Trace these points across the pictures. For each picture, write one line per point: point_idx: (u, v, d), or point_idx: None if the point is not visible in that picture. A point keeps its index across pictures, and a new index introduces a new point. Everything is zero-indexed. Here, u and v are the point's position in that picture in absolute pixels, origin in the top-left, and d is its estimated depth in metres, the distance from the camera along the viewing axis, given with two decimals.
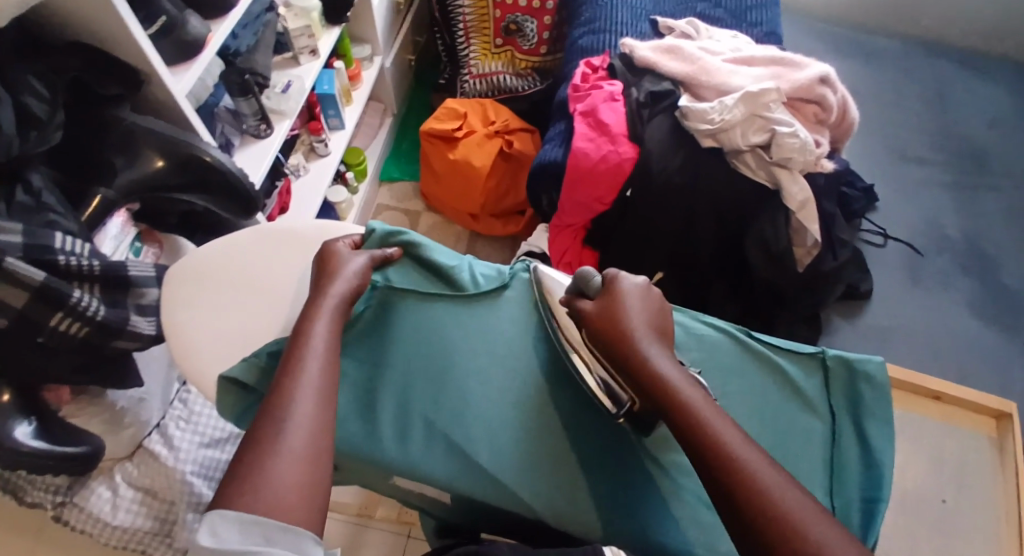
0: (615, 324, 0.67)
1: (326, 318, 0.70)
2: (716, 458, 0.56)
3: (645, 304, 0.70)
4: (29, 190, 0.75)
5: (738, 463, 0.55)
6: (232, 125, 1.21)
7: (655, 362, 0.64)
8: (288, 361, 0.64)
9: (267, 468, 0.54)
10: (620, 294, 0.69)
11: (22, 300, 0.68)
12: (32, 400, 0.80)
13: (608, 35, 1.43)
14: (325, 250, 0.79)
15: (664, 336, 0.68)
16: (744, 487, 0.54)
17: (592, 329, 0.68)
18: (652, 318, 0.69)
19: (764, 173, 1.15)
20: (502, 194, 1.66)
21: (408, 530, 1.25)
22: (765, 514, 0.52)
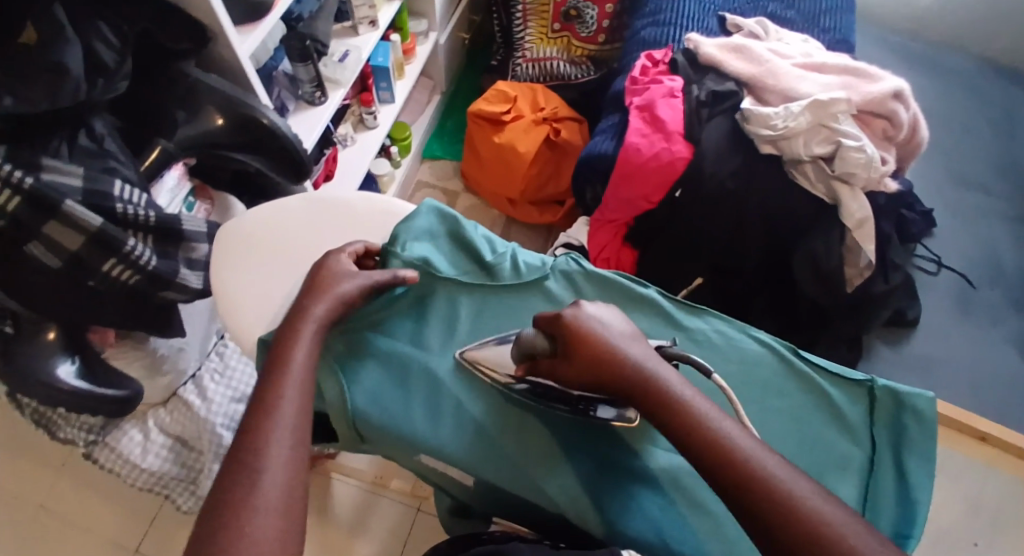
0: (590, 365, 0.63)
1: (305, 346, 0.66)
2: (727, 456, 0.56)
3: (603, 320, 0.66)
4: (92, 137, 0.76)
5: (744, 462, 0.55)
6: (288, 89, 1.22)
7: (640, 385, 0.61)
8: (257, 403, 0.60)
9: (246, 518, 0.51)
10: (578, 323, 0.65)
11: (77, 244, 0.69)
12: (78, 341, 0.82)
13: (672, 28, 1.41)
14: (327, 260, 0.76)
15: (637, 340, 0.65)
16: (755, 486, 0.54)
17: (572, 378, 0.65)
18: (617, 333, 0.65)
19: (822, 187, 1.13)
20: (543, 181, 1.64)
21: (419, 503, 1.26)
22: (781, 512, 0.52)
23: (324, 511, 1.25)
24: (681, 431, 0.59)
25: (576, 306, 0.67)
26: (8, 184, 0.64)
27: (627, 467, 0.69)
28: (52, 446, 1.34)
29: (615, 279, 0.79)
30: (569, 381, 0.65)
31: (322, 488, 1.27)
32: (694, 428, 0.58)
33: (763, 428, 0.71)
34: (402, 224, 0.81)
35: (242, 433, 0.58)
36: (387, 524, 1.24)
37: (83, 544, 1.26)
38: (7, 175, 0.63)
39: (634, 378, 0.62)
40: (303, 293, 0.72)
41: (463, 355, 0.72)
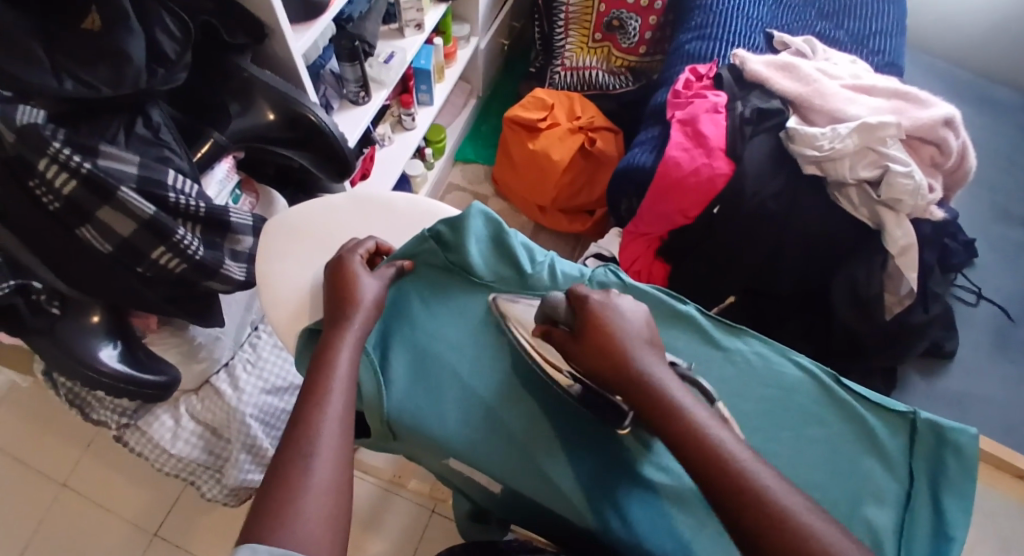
0: (600, 353, 0.62)
1: (348, 347, 0.67)
2: (715, 462, 0.55)
3: (625, 315, 0.65)
4: (149, 125, 0.77)
5: (736, 469, 0.54)
6: (334, 87, 1.24)
7: (645, 381, 0.60)
8: (308, 392, 0.61)
9: (297, 504, 0.52)
10: (599, 314, 0.64)
11: (129, 230, 0.71)
12: (120, 324, 0.83)
13: (717, 43, 1.39)
14: (336, 263, 0.76)
15: (653, 345, 0.64)
16: (743, 492, 0.53)
17: (579, 362, 0.64)
18: (637, 330, 0.64)
19: (866, 211, 1.11)
20: (575, 190, 1.64)
21: (434, 504, 1.26)
22: (764, 518, 0.52)
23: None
24: (672, 434, 0.58)
25: (599, 296, 0.66)
26: (62, 164, 0.65)
27: (624, 470, 0.68)
28: (79, 426, 1.36)
29: (654, 295, 0.79)
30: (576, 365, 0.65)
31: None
32: (688, 432, 0.57)
33: (796, 456, 0.70)
34: (449, 227, 0.79)
35: (290, 429, 0.58)
36: (402, 523, 1.25)
37: (100, 523, 1.28)
38: (61, 155, 0.65)
39: (641, 376, 0.61)
40: (331, 307, 0.72)
41: (497, 302, 0.75)
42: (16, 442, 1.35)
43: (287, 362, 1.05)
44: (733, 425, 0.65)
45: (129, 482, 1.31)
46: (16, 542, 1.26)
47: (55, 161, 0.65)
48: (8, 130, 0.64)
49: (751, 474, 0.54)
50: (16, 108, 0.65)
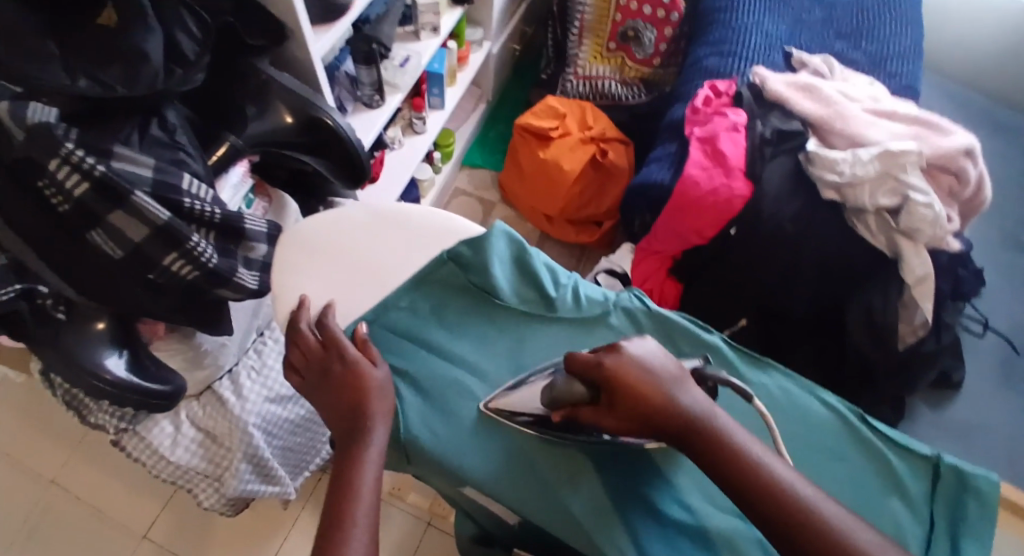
0: (638, 417, 0.60)
1: (372, 461, 0.64)
2: (790, 510, 0.56)
3: (651, 365, 0.62)
4: (164, 127, 0.75)
5: (809, 509, 0.56)
6: (348, 90, 1.23)
7: (694, 435, 0.60)
8: (337, 489, 0.62)
9: None
10: (624, 374, 0.61)
11: (142, 235, 0.69)
12: (125, 329, 0.81)
13: (737, 60, 1.38)
14: (330, 352, 0.70)
15: (683, 383, 0.62)
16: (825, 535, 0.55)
17: (613, 427, 0.62)
18: (667, 378, 0.61)
19: (883, 239, 1.09)
20: (584, 201, 1.61)
21: (430, 517, 1.24)
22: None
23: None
24: (736, 485, 0.58)
25: (615, 348, 0.63)
26: (74, 165, 0.64)
27: (644, 500, 0.67)
28: (72, 422, 1.34)
29: (677, 323, 0.76)
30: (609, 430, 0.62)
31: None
32: (751, 480, 0.57)
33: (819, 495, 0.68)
34: (470, 248, 0.78)
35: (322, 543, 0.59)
36: (397, 537, 1.23)
37: (88, 525, 1.26)
38: (73, 156, 0.63)
39: (687, 430, 0.60)
40: (342, 409, 0.67)
41: (486, 405, 0.69)
42: (7, 436, 1.33)
43: None
44: (773, 422, 0.64)
45: (120, 482, 1.29)
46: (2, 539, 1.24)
47: (67, 162, 0.63)
48: (20, 128, 0.64)
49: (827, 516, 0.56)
50: (27, 106, 0.65)
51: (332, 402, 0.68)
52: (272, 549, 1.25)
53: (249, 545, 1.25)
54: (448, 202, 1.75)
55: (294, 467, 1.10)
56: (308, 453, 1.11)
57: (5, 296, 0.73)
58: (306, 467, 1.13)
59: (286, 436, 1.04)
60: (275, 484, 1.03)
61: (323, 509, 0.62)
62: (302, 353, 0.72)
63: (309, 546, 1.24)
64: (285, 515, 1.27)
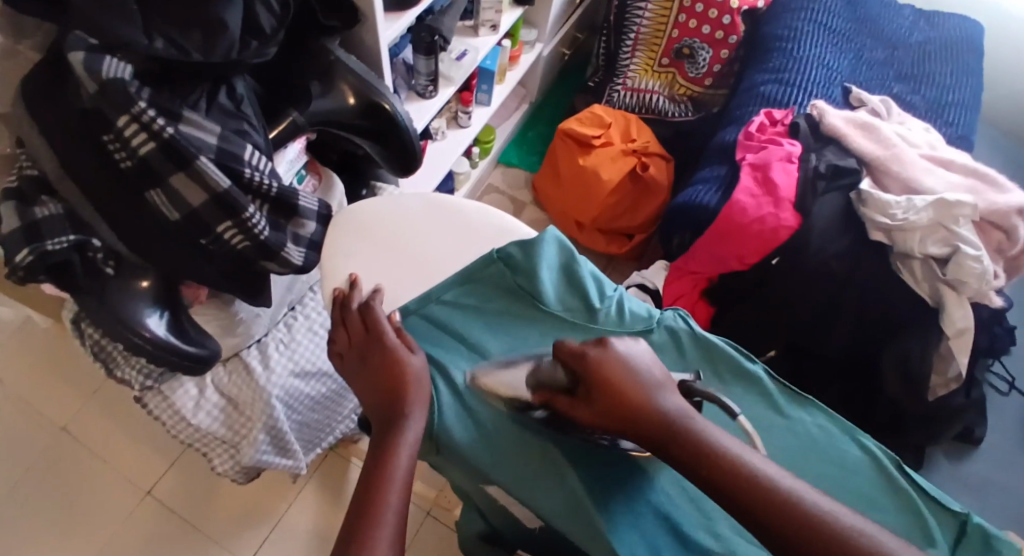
0: (618, 408, 0.61)
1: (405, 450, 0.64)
2: (773, 502, 0.57)
3: (634, 362, 0.64)
4: (232, 97, 0.76)
5: (793, 499, 0.57)
6: (404, 77, 1.24)
7: (673, 432, 0.60)
8: (368, 479, 0.63)
9: None
10: (606, 367, 0.63)
11: (200, 200, 0.71)
12: (171, 293, 0.80)
13: (795, 90, 1.34)
14: (372, 336, 0.72)
15: (667, 387, 0.64)
16: (812, 527, 0.55)
17: (591, 423, 0.63)
18: (650, 380, 0.63)
19: (926, 286, 1.07)
20: (617, 213, 1.59)
21: (430, 507, 1.25)
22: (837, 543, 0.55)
23: (337, 493, 1.28)
24: (715, 475, 0.59)
25: (596, 342, 0.65)
26: (144, 125, 0.66)
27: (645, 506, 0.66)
28: (86, 372, 1.36)
29: (722, 348, 0.76)
30: (586, 425, 0.63)
31: (339, 469, 1.31)
32: (732, 470, 0.58)
33: None
34: (521, 249, 0.79)
35: (351, 532, 0.59)
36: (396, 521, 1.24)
37: (92, 475, 1.27)
38: (144, 116, 0.65)
39: (666, 429, 0.61)
40: (379, 394, 0.68)
41: (474, 377, 0.71)
42: (23, 378, 1.35)
43: (321, 346, 1.04)
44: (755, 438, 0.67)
45: (129, 437, 1.31)
46: (7, 480, 1.26)
47: (137, 120, 0.65)
48: (92, 81, 0.64)
49: (811, 502, 0.57)
50: (103, 59, 0.64)
51: (373, 385, 0.70)
52: (273, 520, 1.25)
53: (250, 514, 1.26)
54: (481, 197, 1.75)
55: (308, 442, 1.11)
56: (323, 430, 1.12)
57: (59, 245, 0.70)
58: (319, 442, 1.14)
59: (305, 411, 1.05)
60: (289, 458, 1.04)
61: (353, 500, 0.62)
62: (348, 334, 0.74)
63: (311, 520, 1.26)
64: (290, 486, 1.28)
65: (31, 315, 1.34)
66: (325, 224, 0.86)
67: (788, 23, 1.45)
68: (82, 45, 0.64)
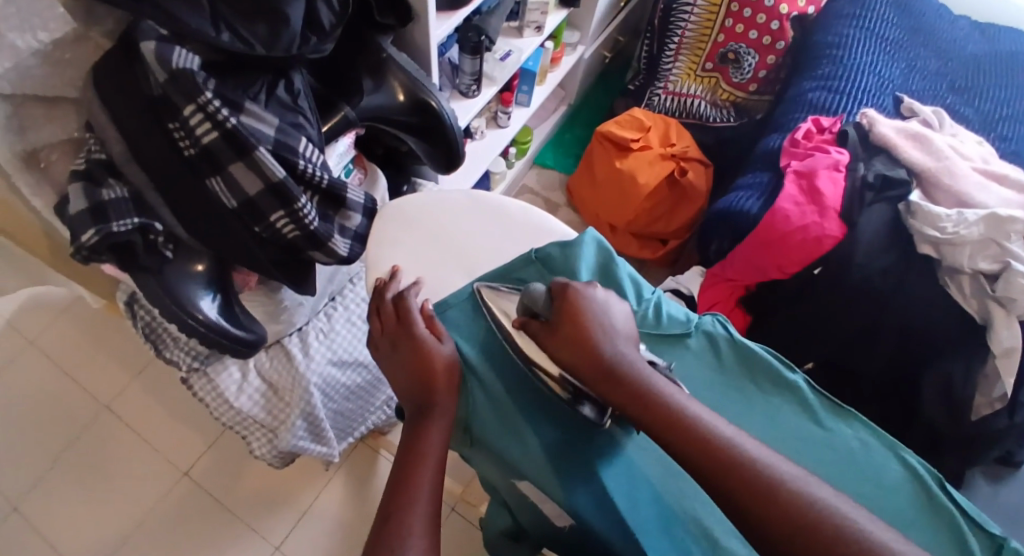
0: (579, 342, 0.64)
1: (437, 441, 0.66)
2: (700, 449, 0.59)
3: (606, 309, 0.67)
4: (290, 90, 0.78)
5: (727, 447, 0.59)
6: (448, 77, 1.25)
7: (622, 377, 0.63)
8: (403, 468, 0.64)
9: None
10: (577, 303, 0.66)
11: (256, 189, 0.73)
12: (222, 278, 0.82)
13: (844, 98, 1.32)
14: (401, 326, 0.73)
15: (631, 339, 0.67)
16: (740, 476, 0.57)
17: (556, 353, 0.66)
18: (615, 326, 0.66)
19: (976, 304, 1.05)
20: (653, 217, 1.57)
21: (455, 502, 1.26)
22: (765, 488, 0.56)
23: (365, 482, 1.30)
24: (652, 420, 0.62)
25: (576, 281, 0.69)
26: (208, 114, 0.67)
27: (645, 493, 0.69)
28: (126, 356, 1.40)
29: (762, 356, 0.76)
30: (551, 353, 0.66)
31: (367, 458, 1.32)
32: (670, 418, 0.61)
33: None
34: (560, 250, 0.79)
35: (387, 519, 0.60)
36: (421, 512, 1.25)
37: (128, 455, 1.30)
38: (209, 106, 0.67)
39: (626, 374, 0.64)
40: (413, 384, 0.70)
41: (480, 288, 0.78)
42: (66, 358, 1.39)
43: (358, 337, 1.07)
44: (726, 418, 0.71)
45: (165, 419, 1.34)
46: (50, 456, 1.30)
47: (202, 109, 0.67)
48: (162, 71, 0.66)
49: (741, 451, 0.59)
50: (172, 50, 0.66)
51: (408, 374, 0.71)
52: (300, 509, 1.27)
53: (281, 499, 1.28)
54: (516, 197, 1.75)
55: (342, 430, 1.13)
56: (356, 419, 1.14)
57: (124, 227, 0.72)
58: (351, 432, 1.16)
59: (340, 400, 1.07)
60: (324, 444, 1.06)
61: (387, 488, 0.63)
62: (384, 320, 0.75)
63: (338, 507, 1.28)
64: (321, 472, 1.31)
65: (82, 295, 1.39)
66: (371, 217, 0.88)
67: (839, 31, 1.42)
68: (153, 35, 0.66)
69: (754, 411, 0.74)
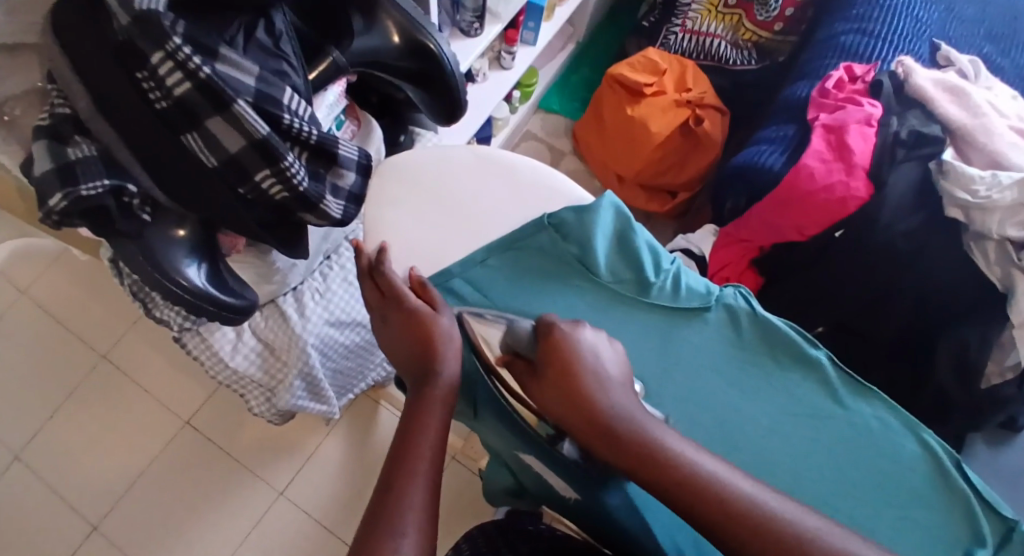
0: (565, 389, 0.60)
1: (435, 419, 0.62)
2: (717, 507, 0.54)
3: (595, 352, 0.63)
4: (270, 31, 0.72)
5: (733, 501, 0.54)
6: (448, 13, 1.17)
7: (613, 425, 0.58)
8: (395, 452, 0.59)
9: None
10: (564, 348, 0.62)
11: (238, 147, 0.67)
12: (208, 239, 0.78)
13: (879, 43, 1.24)
14: (394, 300, 0.70)
15: (624, 383, 0.62)
16: (761, 533, 0.52)
17: (543, 398, 0.62)
18: (607, 372, 0.62)
19: (999, 272, 0.99)
20: (664, 169, 1.50)
21: (456, 453, 1.25)
22: (789, 549, 0.52)
23: (367, 436, 1.28)
24: (647, 470, 0.56)
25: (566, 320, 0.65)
26: (179, 63, 0.61)
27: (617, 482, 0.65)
28: (117, 305, 1.36)
29: (783, 332, 0.72)
30: (536, 397, 0.63)
31: (368, 412, 1.30)
32: (674, 473, 0.55)
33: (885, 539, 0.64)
34: (575, 215, 0.75)
35: (383, 501, 0.56)
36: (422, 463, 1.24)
37: (121, 405, 1.28)
38: (179, 54, 0.60)
39: (620, 425, 0.58)
40: (412, 358, 0.67)
41: (463, 315, 0.70)
42: (58, 305, 1.36)
43: (356, 294, 1.02)
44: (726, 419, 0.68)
45: (159, 370, 1.31)
46: (39, 408, 1.28)
47: (172, 58, 0.60)
48: (125, 14, 0.59)
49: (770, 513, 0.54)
50: None
51: (406, 347, 0.68)
52: (304, 455, 1.26)
53: (282, 453, 1.26)
54: (519, 144, 1.68)
55: (341, 388, 1.10)
56: (356, 377, 1.11)
57: (93, 191, 0.66)
58: (351, 389, 1.13)
59: (339, 359, 1.04)
60: (324, 403, 1.04)
61: (386, 465, 0.59)
62: (376, 291, 0.71)
63: (339, 462, 1.26)
64: (319, 427, 1.28)
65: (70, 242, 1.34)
66: (366, 175, 0.82)
67: None
68: None
69: (769, 386, 0.70)
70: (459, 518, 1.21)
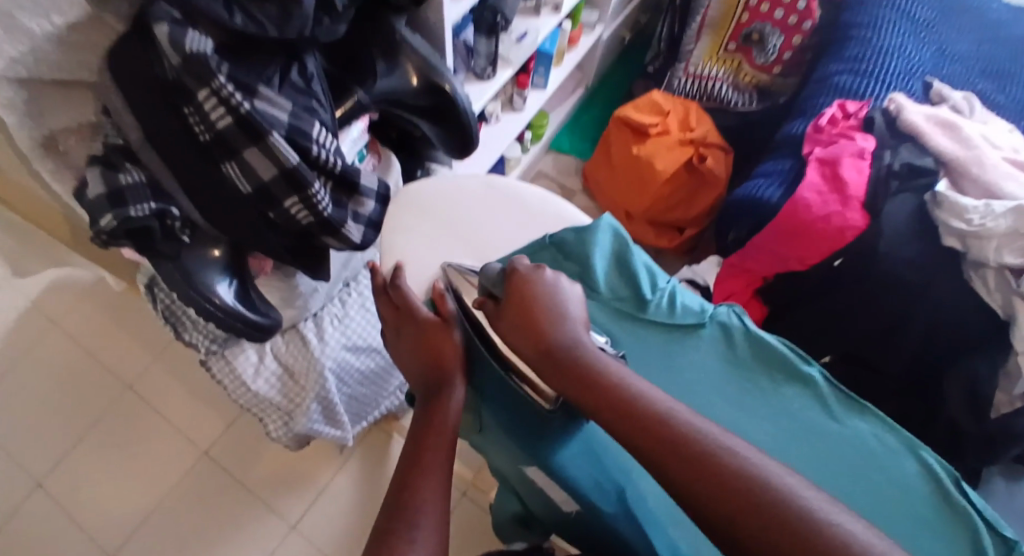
0: (523, 321, 0.66)
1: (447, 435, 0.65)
2: (645, 428, 0.57)
3: (556, 290, 0.68)
4: (303, 73, 0.76)
5: (667, 424, 0.57)
6: (462, 59, 1.22)
7: (561, 353, 0.64)
8: (408, 464, 0.63)
9: None
10: (526, 286, 0.67)
11: (270, 175, 0.72)
12: (239, 261, 0.84)
13: (870, 82, 1.29)
14: (408, 316, 0.74)
15: (581, 321, 0.67)
16: (681, 449, 0.55)
17: (506, 331, 0.67)
18: (564, 308, 0.67)
19: (1000, 299, 1.00)
20: (670, 205, 1.55)
21: (467, 488, 1.27)
22: (710, 467, 0.54)
23: (380, 466, 1.30)
24: (586, 392, 0.61)
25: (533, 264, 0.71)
26: (222, 99, 0.67)
27: (611, 485, 0.67)
28: (142, 338, 1.40)
29: (776, 348, 0.74)
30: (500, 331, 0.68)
31: (381, 444, 1.33)
32: (608, 395, 0.60)
33: None
34: (575, 235, 0.80)
35: (397, 505, 0.59)
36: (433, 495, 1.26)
37: (143, 436, 1.32)
38: (223, 91, 0.66)
39: (569, 354, 0.64)
40: (422, 367, 0.71)
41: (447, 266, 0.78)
42: (86, 337, 1.40)
43: (373, 321, 1.06)
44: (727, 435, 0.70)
45: (181, 401, 1.35)
46: (64, 440, 1.31)
47: (216, 94, 0.66)
48: (175, 54, 0.64)
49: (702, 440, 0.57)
50: (185, 32, 0.64)
51: (419, 360, 0.72)
52: (317, 487, 1.28)
53: (297, 480, 1.29)
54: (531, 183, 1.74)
55: (356, 414, 1.13)
56: (371, 404, 1.14)
57: (142, 212, 0.72)
58: (365, 416, 1.16)
59: (355, 385, 1.07)
60: (338, 427, 1.07)
61: (399, 470, 0.63)
62: (391, 307, 0.76)
63: (352, 492, 1.28)
64: (335, 456, 1.31)
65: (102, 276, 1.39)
66: (385, 204, 0.87)
67: (871, 11, 1.39)
68: (167, 18, 0.64)
69: (766, 402, 0.73)
70: (470, 552, 1.22)
